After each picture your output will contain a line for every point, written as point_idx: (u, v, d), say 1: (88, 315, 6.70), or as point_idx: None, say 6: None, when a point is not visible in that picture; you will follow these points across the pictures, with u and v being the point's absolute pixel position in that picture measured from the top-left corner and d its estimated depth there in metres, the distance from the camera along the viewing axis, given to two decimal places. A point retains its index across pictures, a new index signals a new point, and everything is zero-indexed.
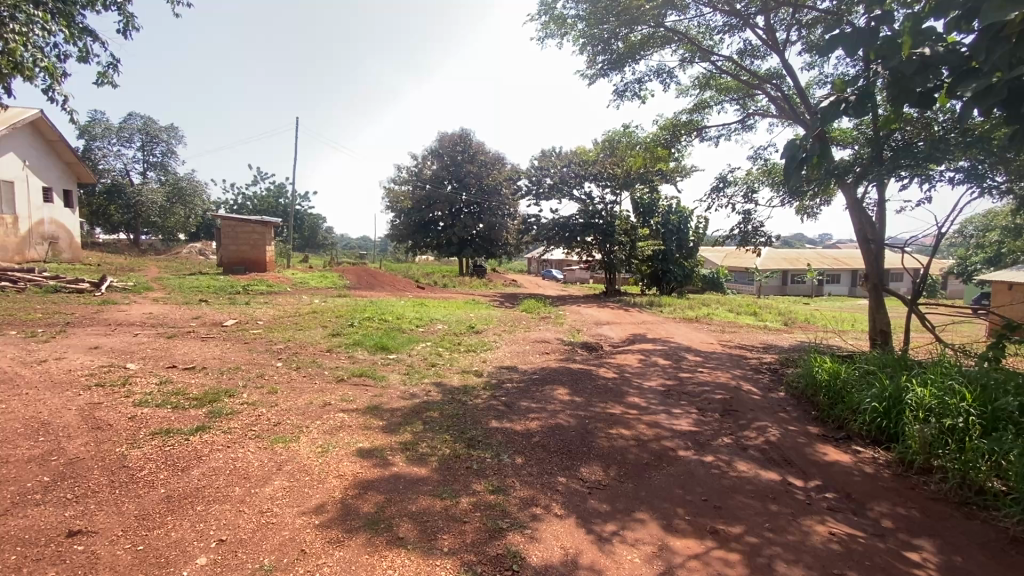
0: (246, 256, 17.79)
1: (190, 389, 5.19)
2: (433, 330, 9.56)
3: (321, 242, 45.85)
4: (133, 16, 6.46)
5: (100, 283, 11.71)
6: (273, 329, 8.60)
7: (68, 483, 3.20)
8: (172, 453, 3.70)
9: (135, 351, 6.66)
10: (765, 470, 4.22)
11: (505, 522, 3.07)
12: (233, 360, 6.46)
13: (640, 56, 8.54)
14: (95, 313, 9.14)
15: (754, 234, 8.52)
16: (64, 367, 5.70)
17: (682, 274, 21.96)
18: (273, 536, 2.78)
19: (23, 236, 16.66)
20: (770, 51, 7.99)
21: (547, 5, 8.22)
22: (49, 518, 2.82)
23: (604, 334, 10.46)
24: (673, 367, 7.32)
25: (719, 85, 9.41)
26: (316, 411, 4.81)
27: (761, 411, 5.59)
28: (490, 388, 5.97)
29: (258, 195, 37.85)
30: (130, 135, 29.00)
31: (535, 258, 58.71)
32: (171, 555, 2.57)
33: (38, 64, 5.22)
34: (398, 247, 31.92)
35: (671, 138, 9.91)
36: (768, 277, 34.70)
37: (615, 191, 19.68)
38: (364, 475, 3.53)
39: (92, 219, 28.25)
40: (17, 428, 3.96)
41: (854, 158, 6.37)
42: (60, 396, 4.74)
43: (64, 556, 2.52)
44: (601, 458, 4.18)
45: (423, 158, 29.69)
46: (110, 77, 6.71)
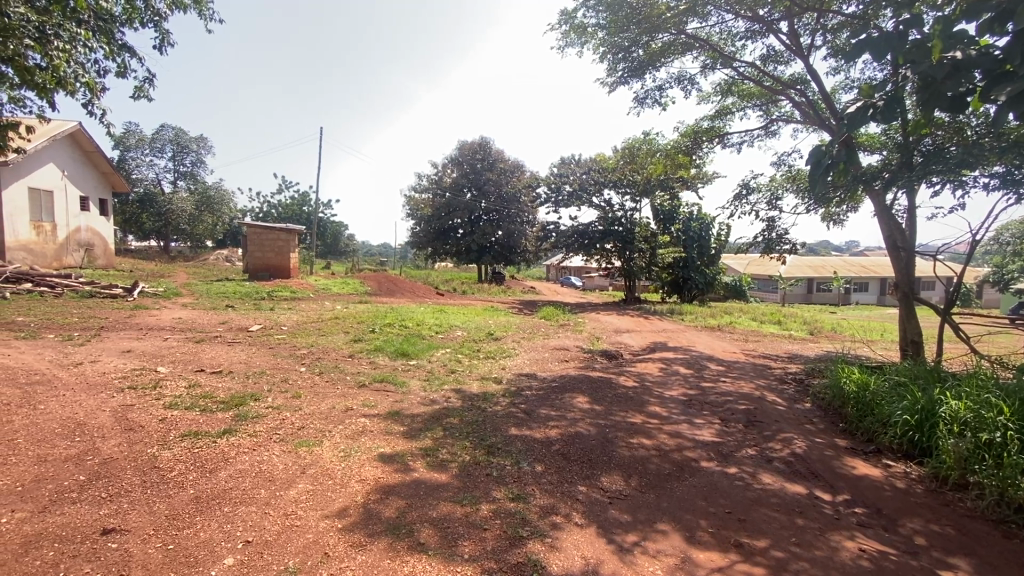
0: (271, 263, 18.19)
1: (218, 393, 5.32)
2: (452, 337, 9.65)
3: (343, 249, 46.56)
4: (169, 32, 6.72)
5: (133, 288, 12.13)
6: (297, 335, 8.78)
7: (102, 483, 3.31)
8: (200, 455, 3.79)
9: (166, 355, 6.86)
10: (791, 483, 4.12)
11: (525, 530, 3.07)
12: (259, 365, 6.61)
13: (661, 64, 8.49)
14: (128, 317, 9.48)
15: (778, 241, 8.36)
16: (99, 369, 5.91)
17: (704, 281, 21.58)
18: (297, 538, 2.82)
19: (61, 244, 17.34)
20: (794, 56, 7.87)
21: (568, 13, 8.27)
22: (85, 516, 2.93)
23: (624, 342, 10.39)
24: (695, 376, 7.23)
25: (741, 91, 9.30)
26: (339, 416, 4.88)
27: (786, 422, 5.47)
28: (509, 395, 5.97)
29: (282, 203, 38.84)
30: (162, 145, 30.07)
31: (555, 266, 58.66)
32: (200, 555, 2.63)
33: (80, 79, 5.46)
34: (418, 255, 32.21)
35: (692, 144, 9.82)
36: (793, 285, 33.98)
37: (635, 198, 19.62)
38: (386, 480, 3.57)
39: (126, 226, 29.30)
40: (55, 428, 4.12)
41: (883, 164, 6.25)
42: (96, 397, 4.92)
43: (99, 553, 2.61)
44: (622, 468, 4.13)
45: (443, 166, 30.07)
46: (145, 91, 6.98)
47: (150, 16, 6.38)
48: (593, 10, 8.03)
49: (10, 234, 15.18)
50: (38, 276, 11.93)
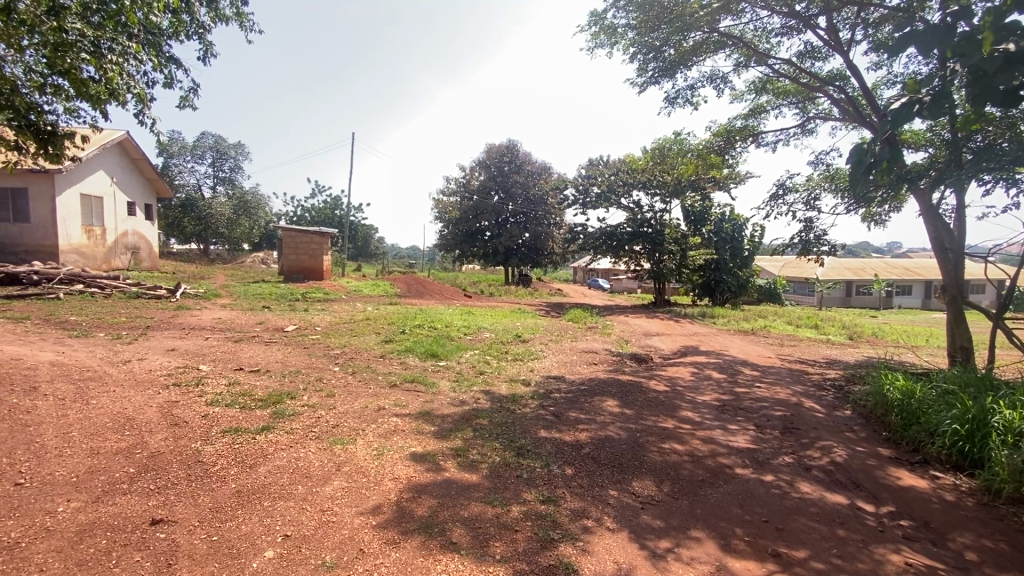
0: (304, 265, 18.68)
1: (256, 391, 5.50)
2: (480, 338, 9.71)
3: (373, 251, 47.38)
4: (212, 43, 7.00)
5: (176, 290, 12.65)
6: (329, 335, 8.98)
7: (150, 475, 3.47)
8: (240, 450, 3.93)
9: (207, 353, 7.13)
10: (831, 493, 3.98)
11: (556, 532, 3.06)
12: (294, 364, 6.80)
13: (692, 63, 8.32)
14: (171, 317, 9.89)
15: (816, 243, 8.08)
16: (145, 367, 6.19)
17: (736, 283, 21.11)
18: (333, 534, 2.89)
19: (110, 247, 18.25)
20: (832, 51, 7.61)
21: (598, 14, 8.22)
22: (135, 507, 3.07)
23: (654, 346, 10.23)
24: (728, 381, 7.06)
25: (777, 89, 9.05)
26: (371, 415, 4.97)
27: (825, 429, 5.29)
28: (538, 398, 5.95)
29: (315, 207, 39.89)
30: (203, 152, 31.30)
31: (583, 268, 58.26)
32: (242, 547, 2.73)
33: (131, 91, 5.76)
34: (446, 257, 32.51)
35: (725, 144, 9.61)
36: (831, 288, 32.84)
37: (665, 199, 19.32)
38: (417, 479, 3.62)
39: (169, 230, 30.58)
40: (107, 422, 4.34)
41: (929, 162, 6.00)
42: (143, 394, 5.15)
43: (149, 542, 2.73)
44: (654, 473, 4.07)
45: (470, 169, 30.31)
46: (190, 101, 7.28)
47: (195, 29, 6.65)
48: (623, 10, 7.97)
49: (64, 238, 16.03)
50: (89, 278, 12.59)
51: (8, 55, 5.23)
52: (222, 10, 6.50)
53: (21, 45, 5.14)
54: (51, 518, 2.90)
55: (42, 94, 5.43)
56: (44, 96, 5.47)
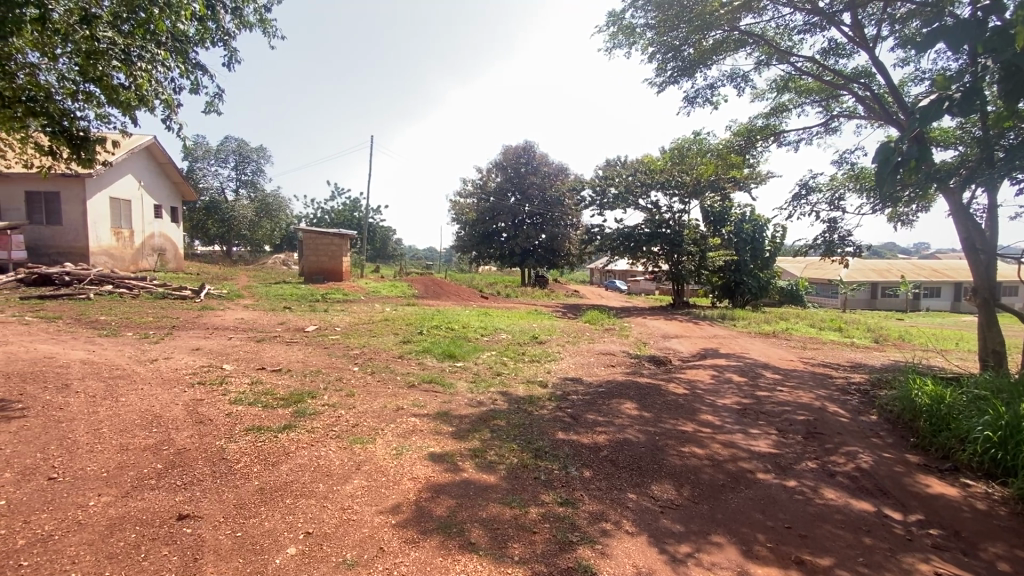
0: (324, 266, 18.94)
1: (278, 390, 5.59)
2: (497, 340, 9.73)
3: (391, 252, 47.83)
4: (236, 50, 7.14)
5: (200, 291, 12.94)
6: (349, 336, 9.09)
7: (177, 471, 3.56)
8: (263, 448, 4.01)
9: (231, 353, 7.28)
10: (857, 500, 3.89)
11: (575, 535, 3.05)
12: (315, 364, 6.91)
13: (712, 62, 8.21)
14: (196, 317, 10.13)
15: (841, 243, 7.90)
16: (171, 365, 6.34)
17: (757, 285, 20.76)
18: (354, 532, 2.93)
19: (137, 249, 18.77)
20: (857, 48, 7.45)
21: (617, 14, 8.18)
22: (163, 502, 3.15)
23: (673, 348, 10.12)
24: (749, 384, 6.94)
25: (799, 87, 8.89)
26: (390, 415, 5.01)
27: (850, 434, 5.17)
28: (555, 399, 5.94)
29: (334, 209, 40.45)
30: (226, 155, 32.01)
31: (600, 269, 57.95)
32: (266, 543, 2.78)
33: (160, 97, 5.92)
34: (463, 259, 32.65)
35: (745, 144, 9.46)
36: (855, 290, 32.07)
37: (684, 199, 19.10)
38: (436, 479, 3.64)
39: (193, 232, 31.32)
40: (135, 419, 4.47)
41: (959, 160, 5.83)
42: (170, 392, 5.28)
43: (176, 537, 2.80)
44: (673, 477, 4.02)
45: (487, 170, 30.39)
46: (215, 106, 7.44)
47: (220, 35, 6.80)
48: (642, 10, 7.92)
49: (94, 240, 16.54)
50: (118, 278, 12.96)
51: (43, 63, 5.42)
52: (246, 17, 6.64)
53: (55, 54, 5.32)
54: (83, 512, 2.99)
55: (75, 101, 5.62)
56: (76, 103, 5.65)
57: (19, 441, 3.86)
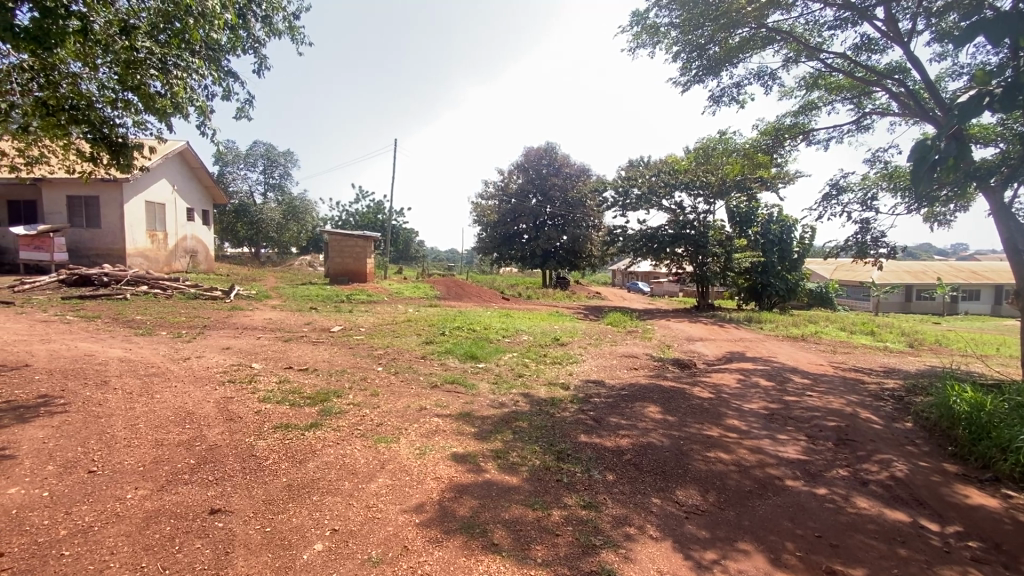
0: (349, 268, 19.27)
1: (305, 389, 5.71)
2: (518, 341, 9.74)
3: (413, 254, 48.33)
4: (266, 57, 7.33)
5: (230, 292, 13.31)
6: (373, 336, 9.23)
7: (209, 467, 3.67)
8: (292, 446, 4.09)
9: (260, 352, 7.47)
10: (891, 510, 3.76)
11: (598, 539, 3.03)
12: (340, 363, 7.03)
13: (739, 60, 8.04)
14: (226, 317, 10.41)
15: (873, 244, 7.65)
16: (203, 364, 6.54)
17: (785, 287, 20.26)
18: (379, 530, 2.97)
19: (171, 251, 19.42)
20: (891, 43, 7.22)
21: (640, 14, 8.10)
22: (195, 496, 3.25)
23: (697, 351, 9.97)
24: (777, 389, 6.79)
25: (829, 84, 8.66)
26: (413, 415, 5.06)
27: (884, 442, 5.00)
28: (577, 402, 5.91)
29: (359, 211, 41.10)
30: (255, 160, 32.85)
31: (622, 271, 57.39)
32: (293, 539, 2.84)
33: (194, 104, 6.12)
34: (484, 261, 32.78)
35: (774, 143, 9.22)
36: (889, 293, 31.02)
37: (709, 200, 18.78)
38: (459, 479, 3.67)
39: (224, 234, 32.23)
40: (170, 416, 4.62)
41: (1001, 158, 5.59)
42: (202, 389, 5.45)
43: (208, 530, 2.89)
44: (698, 482, 3.96)
45: (509, 172, 30.44)
46: (246, 112, 7.64)
47: (251, 43, 6.99)
48: (666, 9, 7.82)
49: (130, 242, 17.16)
50: (152, 279, 13.43)
51: (84, 73, 5.65)
52: (275, 25, 6.80)
53: (95, 63, 5.53)
54: (121, 504, 3.11)
55: (114, 109, 5.85)
56: (116, 110, 5.88)
57: (62, 435, 4.04)
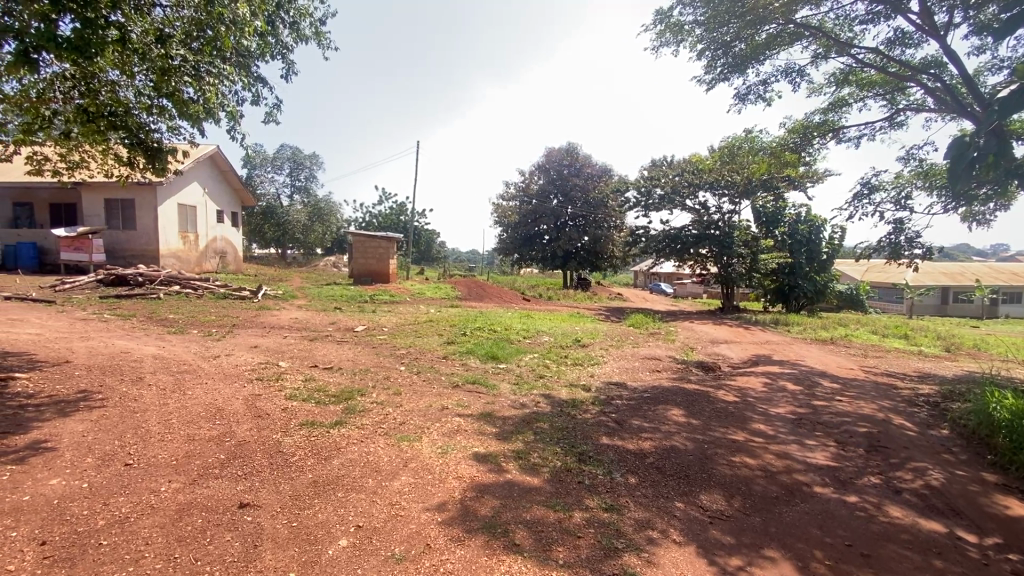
0: (372, 268, 19.56)
1: (329, 387, 5.82)
2: (540, 342, 9.73)
3: (435, 255, 48.72)
4: (294, 62, 7.49)
5: (257, 292, 13.63)
6: (395, 336, 9.35)
7: (238, 462, 3.77)
8: (317, 443, 4.17)
9: (286, 350, 7.64)
10: (926, 519, 3.63)
11: (620, 542, 3.01)
12: (363, 363, 7.13)
13: (765, 57, 7.87)
14: (254, 316, 10.66)
15: (908, 245, 7.39)
16: (231, 362, 6.72)
17: (814, 289, 19.75)
18: (402, 527, 3.01)
19: (201, 252, 20.02)
20: (926, 37, 6.97)
21: (664, 12, 8.01)
22: (226, 490, 3.34)
23: (722, 354, 9.80)
24: (805, 393, 6.62)
25: (860, 80, 8.41)
26: (435, 414, 5.11)
27: (918, 449, 4.84)
28: (599, 403, 5.87)
29: (382, 213, 41.66)
30: (281, 163, 33.59)
31: (644, 272, 56.77)
32: (319, 534, 2.90)
33: (225, 109, 6.30)
34: (505, 262, 32.86)
35: (801, 141, 8.94)
36: (923, 295, 29.98)
37: (734, 199, 18.45)
38: (481, 479, 3.68)
39: (252, 235, 33.06)
40: (201, 412, 4.77)
41: None
42: (231, 386, 5.61)
43: (238, 523, 2.97)
44: (723, 487, 3.89)
45: (530, 173, 30.45)
46: (274, 115, 7.82)
47: (279, 49, 7.15)
48: (690, 7, 7.72)
49: (164, 243, 17.73)
50: (184, 279, 13.86)
51: (122, 80, 5.87)
52: (303, 31, 6.96)
53: (133, 71, 5.75)
54: (156, 497, 3.22)
55: (150, 115, 6.06)
56: (151, 116, 6.09)
57: (101, 429, 4.20)
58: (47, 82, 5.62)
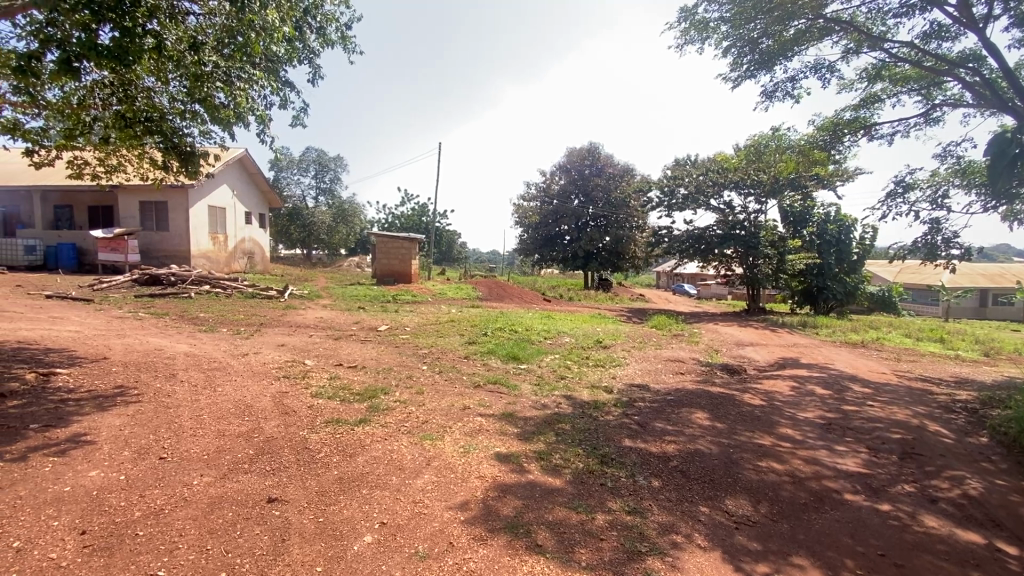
0: (395, 269, 19.78)
1: (354, 385, 5.91)
2: (561, 343, 9.71)
3: (456, 255, 49.00)
4: (320, 66, 7.64)
5: (284, 291, 13.92)
6: (417, 335, 9.44)
7: (266, 458, 3.86)
8: (342, 440, 4.25)
9: (312, 349, 7.79)
10: (964, 530, 3.50)
11: (644, 545, 2.98)
12: (387, 362, 7.23)
13: (794, 54, 7.70)
14: (281, 315, 10.90)
15: (945, 245, 7.13)
16: (260, 360, 6.89)
17: (843, 291, 19.20)
18: (425, 525, 3.04)
19: (230, 252, 20.56)
20: (964, 30, 6.73)
21: (689, 9, 7.91)
22: (254, 485, 3.43)
23: (747, 356, 9.61)
24: (835, 398, 6.45)
25: (894, 75, 8.15)
26: (457, 414, 5.14)
27: (955, 458, 4.66)
28: (621, 405, 5.83)
29: (404, 214, 42.11)
30: (307, 165, 34.24)
31: (667, 272, 56.06)
32: (344, 530, 2.95)
33: (256, 114, 6.47)
34: (526, 263, 32.85)
35: (831, 139, 8.69)
36: (961, 297, 28.84)
37: (760, 199, 18.07)
38: (503, 479, 3.69)
39: (279, 236, 33.78)
40: (231, 408, 4.90)
41: None
42: (260, 383, 5.75)
43: (266, 518, 3.04)
44: (749, 493, 3.82)
45: (551, 173, 30.37)
46: (302, 119, 7.99)
47: (306, 54, 7.30)
48: (716, 3, 7.60)
49: (194, 244, 18.26)
50: (214, 279, 14.26)
51: (157, 87, 6.08)
52: (329, 36, 7.09)
53: (167, 78, 5.95)
54: (188, 490, 3.32)
55: (183, 120, 6.26)
56: (184, 121, 6.28)
57: (137, 424, 4.35)
58: (87, 89, 5.86)
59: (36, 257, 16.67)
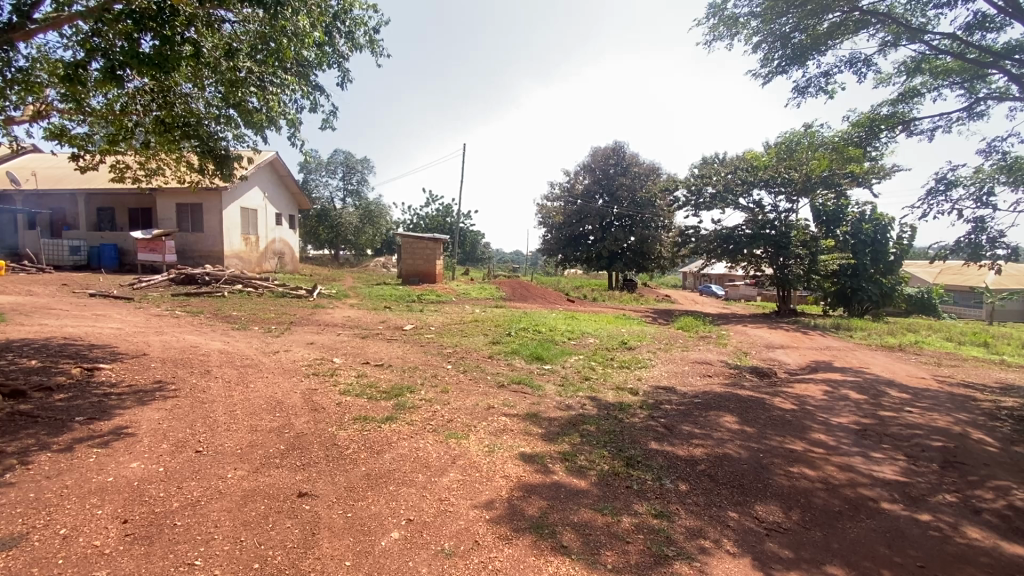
0: (420, 269, 19.95)
1: (380, 384, 6.00)
2: (585, 343, 9.66)
3: (480, 255, 49.20)
4: (349, 69, 7.77)
5: (312, 291, 14.23)
6: (442, 335, 9.52)
7: (296, 453, 3.96)
8: (369, 437, 4.32)
9: (340, 347, 7.94)
10: (1010, 543, 3.34)
11: (671, 549, 2.94)
12: (412, 360, 7.31)
13: (827, 48, 7.48)
14: (310, 314, 11.15)
15: (990, 245, 6.81)
16: (290, 357, 7.07)
17: (879, 292, 18.55)
18: (451, 523, 3.06)
19: (261, 253, 21.11)
20: (1010, 19, 6.41)
21: (717, 5, 7.77)
22: (285, 480, 3.52)
23: (778, 359, 9.37)
24: (871, 403, 6.23)
25: (934, 68, 7.82)
26: (482, 413, 5.17)
27: (1000, 467, 4.45)
28: (647, 408, 5.75)
29: (429, 214, 42.52)
30: (335, 167, 34.91)
31: (693, 272, 55.10)
32: (372, 525, 3.00)
33: (287, 118, 6.66)
34: (550, 263, 32.73)
35: (867, 135, 8.39)
36: (1006, 299, 27.48)
37: (791, 198, 17.58)
38: (528, 479, 3.69)
39: (307, 237, 34.52)
40: (262, 404, 5.04)
41: None
42: (289, 380, 5.90)
43: (297, 511, 3.12)
44: (780, 499, 3.73)
45: (575, 173, 30.20)
46: (331, 122, 8.15)
47: (335, 58, 7.45)
48: None
49: (227, 244, 18.82)
50: (246, 279, 14.65)
51: (194, 93, 6.29)
52: (357, 39, 7.21)
53: (204, 84, 6.16)
54: (223, 483, 3.43)
55: (218, 124, 6.46)
56: (219, 125, 6.48)
57: (174, 418, 4.52)
58: (130, 96, 6.12)
59: (80, 257, 17.48)
